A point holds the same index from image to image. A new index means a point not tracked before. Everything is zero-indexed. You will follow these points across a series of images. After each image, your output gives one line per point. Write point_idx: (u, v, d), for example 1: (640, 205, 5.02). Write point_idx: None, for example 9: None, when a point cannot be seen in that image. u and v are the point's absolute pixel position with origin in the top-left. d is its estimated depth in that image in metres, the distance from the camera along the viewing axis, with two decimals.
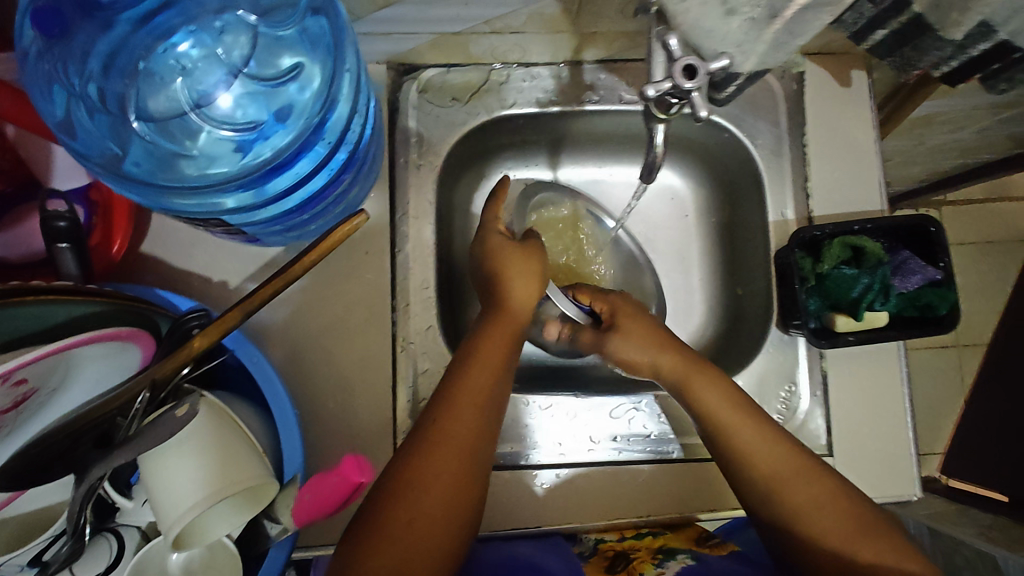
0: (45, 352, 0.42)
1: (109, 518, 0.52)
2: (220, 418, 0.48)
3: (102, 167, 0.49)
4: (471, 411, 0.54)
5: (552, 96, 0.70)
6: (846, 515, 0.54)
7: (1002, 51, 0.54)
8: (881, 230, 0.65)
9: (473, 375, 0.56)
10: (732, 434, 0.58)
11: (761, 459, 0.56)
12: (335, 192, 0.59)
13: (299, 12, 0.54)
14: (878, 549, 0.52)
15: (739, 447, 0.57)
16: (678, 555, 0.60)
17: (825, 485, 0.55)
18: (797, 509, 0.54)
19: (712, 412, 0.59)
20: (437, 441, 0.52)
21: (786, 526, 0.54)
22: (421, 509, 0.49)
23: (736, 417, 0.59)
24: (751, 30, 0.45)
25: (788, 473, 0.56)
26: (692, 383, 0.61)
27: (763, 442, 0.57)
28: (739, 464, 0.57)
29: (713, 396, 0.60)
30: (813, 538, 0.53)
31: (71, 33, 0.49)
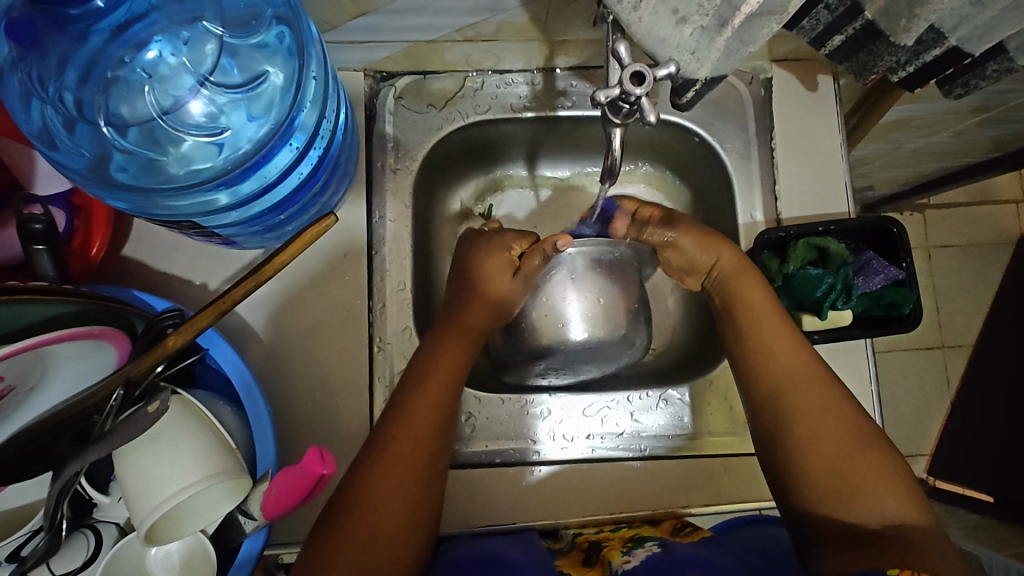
0: (17, 349, 0.44)
1: (88, 515, 0.53)
2: (193, 414, 0.50)
3: (86, 175, 0.52)
4: (433, 398, 0.58)
5: (526, 102, 0.72)
6: (845, 425, 0.56)
7: (953, 58, 0.56)
8: (846, 231, 0.68)
9: (433, 371, 0.60)
10: (761, 328, 0.62)
11: (779, 359, 0.60)
12: (310, 192, 0.61)
13: (265, 20, 0.55)
14: (862, 463, 0.54)
15: (761, 347, 0.61)
16: (646, 543, 0.60)
17: (832, 395, 0.58)
18: (801, 410, 0.57)
19: (747, 308, 0.63)
20: (395, 437, 0.56)
21: (787, 421, 0.57)
22: (380, 494, 0.53)
23: (766, 316, 0.62)
24: (701, 37, 0.48)
25: (804, 378, 0.59)
26: (735, 281, 0.64)
27: (788, 346, 0.61)
28: (760, 359, 0.61)
29: (752, 295, 0.63)
30: (808, 439, 0.56)
31: (44, 44, 0.49)
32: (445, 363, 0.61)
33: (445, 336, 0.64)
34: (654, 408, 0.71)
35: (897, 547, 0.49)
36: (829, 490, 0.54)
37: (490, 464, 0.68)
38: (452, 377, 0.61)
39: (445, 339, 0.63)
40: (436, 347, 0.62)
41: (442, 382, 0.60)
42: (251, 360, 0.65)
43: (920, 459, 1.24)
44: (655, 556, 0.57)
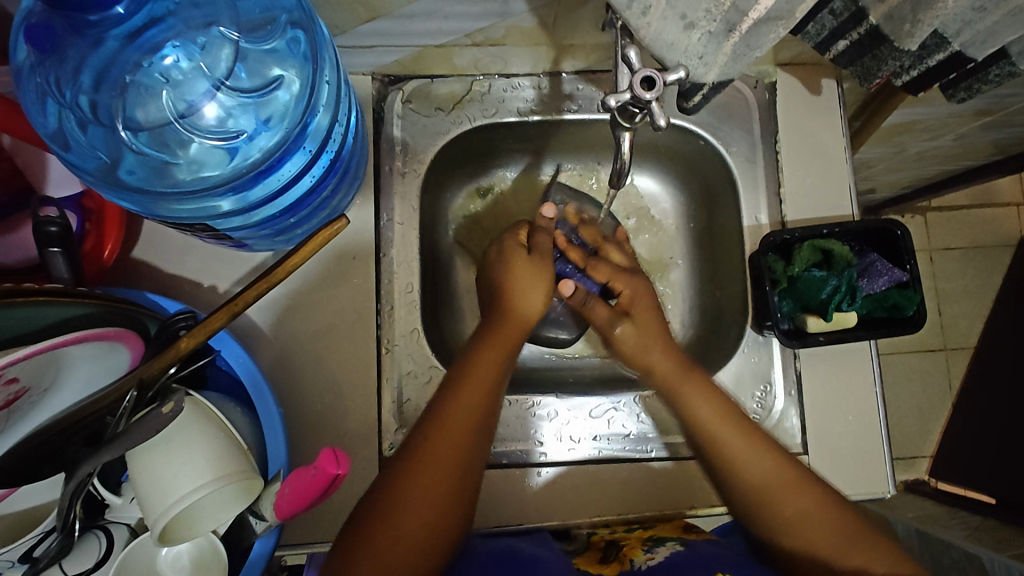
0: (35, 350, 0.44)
1: (99, 516, 0.54)
2: (205, 415, 0.50)
3: (97, 176, 0.53)
4: (460, 422, 0.58)
5: (533, 106, 0.72)
6: (833, 522, 0.58)
7: (956, 62, 0.57)
8: (850, 234, 0.69)
9: (472, 383, 0.60)
10: (722, 447, 0.62)
11: (756, 474, 0.60)
12: (321, 195, 0.61)
13: (280, 26, 0.55)
14: (863, 552, 0.56)
15: (730, 460, 0.61)
16: (667, 541, 0.62)
17: (811, 496, 0.59)
18: (789, 521, 0.59)
19: (704, 425, 0.63)
20: (425, 446, 0.56)
21: (775, 531, 0.59)
22: (408, 503, 0.54)
23: (726, 432, 0.62)
24: (709, 42, 0.48)
25: (779, 486, 0.60)
26: (682, 394, 0.65)
27: (751, 454, 0.61)
28: (733, 477, 0.61)
29: (704, 406, 0.63)
30: (802, 545, 0.58)
31: (62, 48, 0.49)
32: (471, 390, 0.59)
33: (471, 360, 0.62)
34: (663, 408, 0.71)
35: None
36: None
37: (500, 464, 0.68)
38: (486, 397, 0.60)
39: (467, 364, 0.62)
40: (462, 367, 0.62)
41: (470, 402, 0.59)
42: (261, 362, 0.66)
43: (922, 460, 1.25)
44: (680, 554, 0.59)
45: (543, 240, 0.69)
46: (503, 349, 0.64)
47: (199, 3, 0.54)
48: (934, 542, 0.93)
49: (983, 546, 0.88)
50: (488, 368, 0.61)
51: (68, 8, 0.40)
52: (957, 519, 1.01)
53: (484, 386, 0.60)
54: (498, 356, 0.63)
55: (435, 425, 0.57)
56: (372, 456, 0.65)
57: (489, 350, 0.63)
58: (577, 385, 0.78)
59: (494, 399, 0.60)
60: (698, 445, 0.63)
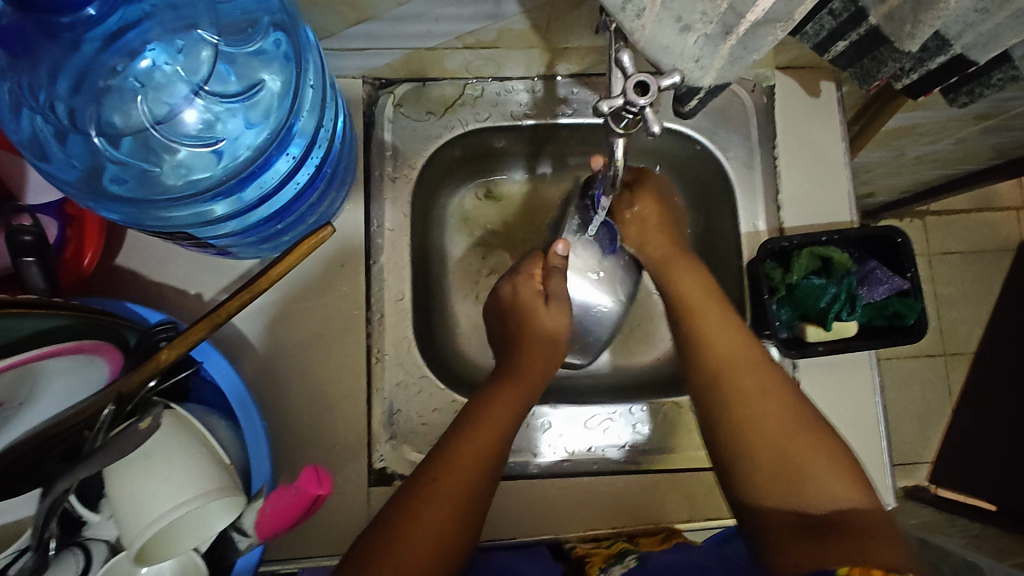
0: (14, 362, 0.44)
1: (77, 533, 0.52)
2: (187, 428, 0.49)
3: (78, 187, 0.51)
4: (477, 455, 0.57)
5: (526, 110, 0.71)
6: (786, 401, 0.61)
7: (958, 65, 0.55)
8: (850, 241, 0.67)
9: (492, 413, 0.61)
10: (698, 308, 0.67)
11: (723, 346, 0.64)
12: (308, 202, 0.60)
13: (262, 28, 0.53)
14: (804, 439, 0.58)
15: (702, 331, 0.66)
16: (626, 557, 0.60)
17: (771, 376, 0.62)
18: (742, 387, 0.62)
19: (690, 298, 0.68)
20: (442, 470, 0.56)
21: (727, 398, 0.62)
22: (418, 524, 0.53)
23: (704, 303, 0.67)
24: (706, 45, 0.47)
25: (741, 355, 0.64)
26: (671, 266, 0.71)
27: (723, 328, 0.65)
28: (701, 347, 0.65)
29: (690, 284, 0.69)
30: (746, 415, 0.60)
31: (34, 52, 0.47)
32: (490, 425, 0.60)
33: (490, 397, 0.63)
34: (658, 419, 0.70)
35: (840, 529, 0.52)
36: (766, 465, 0.58)
37: None
38: (506, 427, 0.61)
39: (488, 398, 0.62)
40: (482, 401, 0.62)
41: (487, 435, 0.59)
42: (246, 373, 0.64)
43: (922, 466, 1.23)
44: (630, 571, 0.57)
45: (557, 285, 0.71)
46: (523, 387, 0.65)
47: (177, 4, 0.52)
48: (933, 551, 0.91)
49: (984, 556, 0.86)
50: (505, 405, 0.62)
51: (38, 10, 0.39)
52: (957, 527, 1.00)
53: (501, 419, 0.61)
54: (517, 394, 0.64)
55: (451, 456, 0.57)
56: (360, 468, 0.63)
57: (511, 386, 0.64)
58: (571, 394, 0.76)
59: (509, 433, 0.61)
60: (676, 315, 0.69)
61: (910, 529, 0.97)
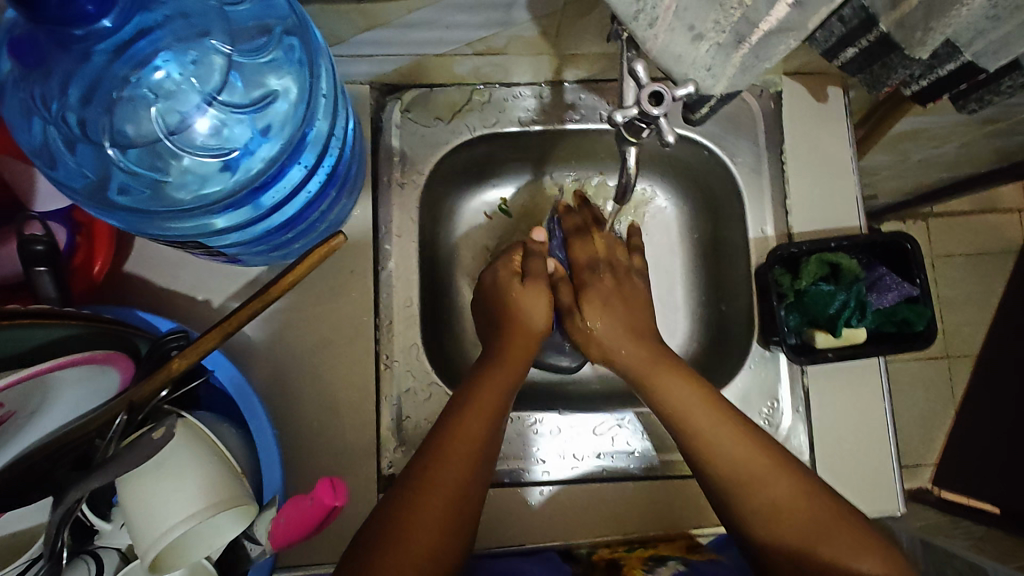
0: (27, 375, 0.43)
1: (88, 542, 0.52)
2: (199, 438, 0.49)
3: (84, 194, 0.52)
4: (465, 448, 0.56)
5: (534, 116, 0.71)
6: (808, 514, 0.54)
7: (968, 72, 0.55)
8: (857, 247, 0.67)
9: (479, 403, 0.59)
10: (693, 423, 0.59)
11: (729, 453, 0.58)
12: (319, 209, 0.60)
13: (275, 37, 0.53)
14: (839, 548, 0.52)
15: (700, 441, 0.59)
16: (668, 561, 0.62)
17: (787, 487, 0.56)
18: (757, 497, 0.56)
19: (675, 405, 0.61)
20: (433, 468, 0.55)
21: (742, 519, 0.56)
22: (415, 526, 0.52)
23: (691, 409, 0.60)
24: (718, 54, 0.46)
25: (747, 471, 0.57)
26: (655, 379, 0.63)
27: (724, 437, 0.58)
28: (703, 457, 0.58)
29: (672, 386, 0.62)
30: (774, 534, 0.54)
31: (47, 63, 0.47)
32: (476, 416, 0.58)
33: (474, 389, 0.61)
34: (666, 425, 0.70)
35: None
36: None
37: (501, 484, 0.66)
38: (494, 417, 0.59)
39: (473, 390, 0.61)
40: (467, 393, 0.60)
41: (474, 428, 0.58)
42: (255, 379, 0.64)
43: (926, 468, 1.24)
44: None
45: (537, 266, 0.70)
46: (508, 375, 0.63)
47: (190, 12, 0.51)
48: (938, 554, 0.91)
49: (987, 558, 0.86)
50: (487, 401, 0.60)
51: (51, 22, 0.39)
52: (962, 530, 1.00)
53: (489, 407, 0.59)
54: (502, 383, 0.62)
55: (439, 453, 0.56)
56: (370, 474, 0.63)
57: (495, 374, 0.62)
58: (579, 400, 0.76)
59: (497, 425, 0.59)
60: (672, 428, 0.61)
61: (915, 532, 0.97)
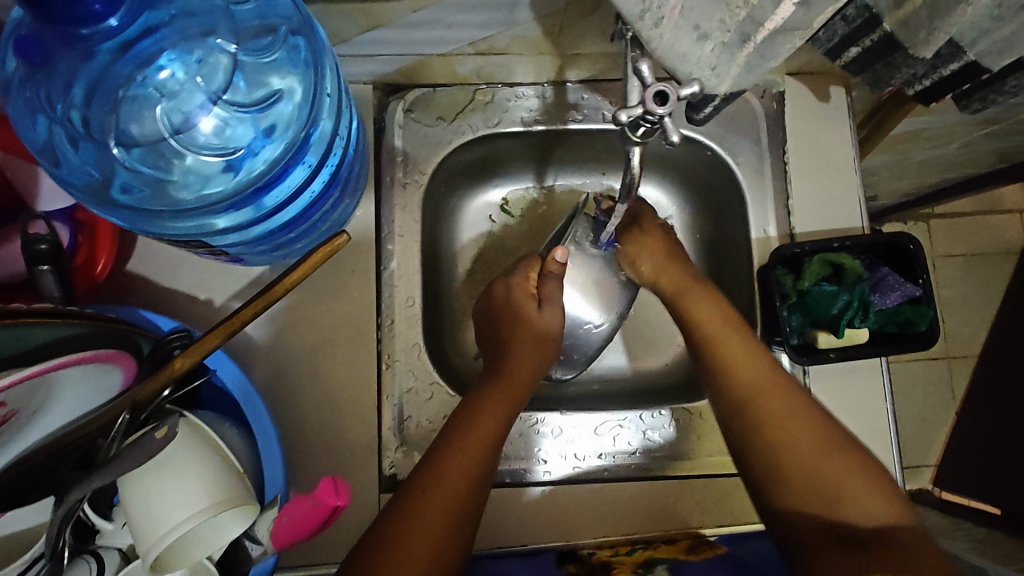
0: (31, 372, 0.43)
1: (90, 541, 0.52)
2: (202, 438, 0.49)
3: (86, 193, 0.51)
4: (468, 465, 0.57)
5: (536, 116, 0.71)
6: (813, 428, 0.58)
7: (971, 72, 0.55)
8: (861, 247, 0.67)
9: (488, 410, 0.61)
10: (720, 342, 0.64)
11: (746, 373, 0.62)
12: (321, 209, 0.60)
13: (280, 36, 0.54)
14: (838, 465, 0.56)
15: (726, 363, 0.63)
16: (658, 568, 0.62)
17: (798, 402, 0.60)
18: (768, 409, 0.60)
19: (706, 326, 0.66)
20: (442, 468, 0.56)
21: (755, 428, 0.60)
22: (423, 524, 0.53)
23: (721, 333, 0.65)
24: (723, 53, 0.46)
25: (768, 387, 0.61)
26: (685, 298, 0.68)
27: (747, 360, 0.63)
28: (723, 371, 0.63)
29: (703, 308, 0.67)
30: (777, 439, 0.58)
31: (52, 62, 0.47)
32: (484, 424, 0.59)
33: (479, 405, 0.61)
34: (668, 425, 0.70)
35: (886, 548, 0.50)
36: (807, 494, 0.55)
37: (502, 484, 0.66)
38: (501, 424, 0.60)
39: (478, 406, 0.61)
40: (472, 409, 0.61)
41: (477, 445, 0.58)
42: (257, 379, 0.64)
43: (926, 469, 1.24)
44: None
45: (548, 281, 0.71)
46: (512, 392, 0.64)
47: (195, 11, 0.51)
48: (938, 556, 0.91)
49: (988, 559, 0.86)
50: (498, 405, 0.62)
51: (58, 20, 0.39)
52: (962, 531, 1.00)
53: (499, 415, 0.61)
54: (507, 399, 0.62)
55: (442, 467, 0.56)
56: (371, 474, 0.63)
57: (501, 391, 0.63)
58: (580, 400, 0.76)
59: (500, 443, 0.59)
60: (696, 348, 0.66)
61: None
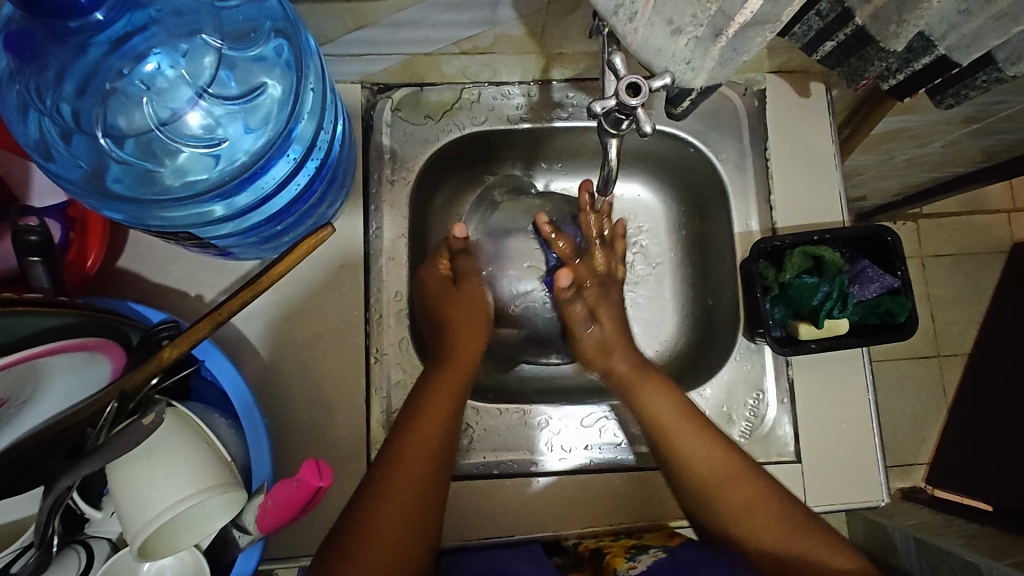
0: (18, 358, 0.44)
1: (79, 531, 0.52)
2: (187, 424, 0.50)
3: (81, 186, 0.53)
4: (427, 446, 0.58)
5: (523, 113, 0.73)
6: (776, 515, 0.58)
7: (941, 66, 0.56)
8: (842, 240, 0.68)
9: (432, 404, 0.61)
10: (677, 440, 0.62)
11: (707, 465, 0.61)
12: (307, 202, 0.62)
13: (264, 34, 0.55)
14: (808, 543, 0.57)
15: (681, 453, 0.62)
16: (650, 549, 0.62)
17: (758, 490, 0.59)
18: (741, 515, 0.59)
19: (661, 421, 0.64)
20: (396, 471, 0.56)
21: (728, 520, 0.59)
22: (381, 521, 0.54)
23: (680, 424, 0.63)
24: (697, 47, 0.47)
25: (727, 474, 0.60)
26: (638, 389, 0.67)
27: (705, 448, 0.62)
28: (682, 461, 0.62)
29: (660, 401, 0.65)
30: (749, 532, 0.58)
31: (42, 56, 0.48)
32: (429, 423, 0.59)
33: (431, 382, 0.62)
34: None
35: None
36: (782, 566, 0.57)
37: (488, 475, 0.67)
38: (449, 418, 0.61)
39: (425, 395, 0.61)
40: (414, 402, 0.61)
41: (422, 453, 0.58)
42: (247, 372, 0.65)
43: (919, 467, 1.23)
44: (663, 563, 0.59)
45: (465, 265, 0.73)
46: (454, 382, 0.63)
47: (182, 11, 0.52)
48: (932, 552, 0.90)
49: (981, 555, 0.85)
50: (443, 397, 0.61)
51: (48, 14, 0.40)
52: (954, 527, 0.98)
53: (445, 409, 0.61)
54: (447, 396, 0.62)
55: (393, 467, 0.57)
56: (359, 466, 0.64)
57: (452, 365, 0.65)
58: (569, 394, 0.77)
59: (451, 427, 0.61)
60: (654, 440, 0.64)
61: (907, 529, 0.95)
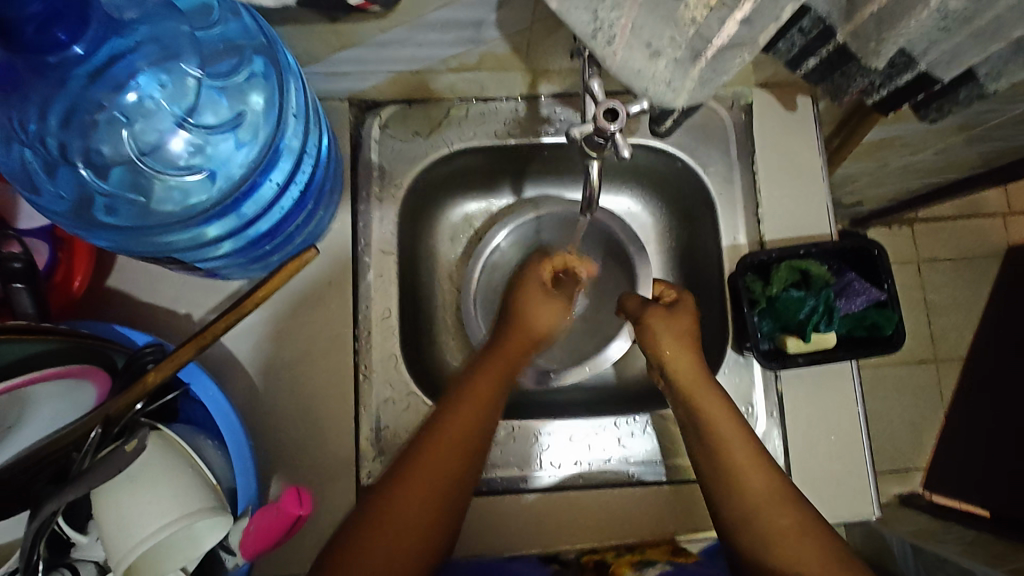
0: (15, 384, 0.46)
1: (65, 554, 0.52)
2: (171, 448, 0.49)
3: (70, 217, 0.53)
4: (453, 446, 0.57)
5: (510, 129, 0.72)
6: (820, 547, 0.54)
7: (924, 82, 0.57)
8: (827, 253, 0.69)
9: (466, 404, 0.59)
10: (724, 449, 0.59)
11: (754, 483, 0.57)
12: (296, 221, 0.61)
13: (245, 57, 0.55)
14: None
15: (733, 466, 0.58)
16: (655, 563, 0.61)
17: (797, 514, 0.56)
18: (782, 539, 0.55)
19: (710, 429, 0.60)
20: (420, 467, 0.55)
21: (764, 544, 0.55)
22: (397, 519, 0.53)
23: (729, 437, 0.60)
24: (676, 68, 0.47)
25: (772, 499, 0.57)
26: (694, 397, 0.62)
27: (754, 464, 0.58)
28: (728, 472, 0.58)
29: (714, 410, 0.61)
30: (788, 560, 0.54)
31: (24, 90, 0.48)
32: (461, 423, 0.58)
33: (472, 381, 0.61)
34: (642, 432, 0.70)
35: None
36: None
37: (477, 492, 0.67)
38: (482, 420, 0.59)
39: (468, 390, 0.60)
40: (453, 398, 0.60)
41: (448, 454, 0.56)
42: (235, 391, 0.65)
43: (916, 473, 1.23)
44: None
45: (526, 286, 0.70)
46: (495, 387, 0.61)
47: (161, 37, 0.52)
48: (930, 560, 0.90)
49: (978, 562, 0.84)
50: (482, 398, 0.60)
51: (28, 50, 0.41)
52: (952, 534, 0.98)
53: (479, 410, 0.59)
54: (485, 400, 0.60)
55: (415, 463, 0.56)
56: (348, 484, 0.64)
57: (482, 386, 0.61)
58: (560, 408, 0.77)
59: (484, 431, 0.59)
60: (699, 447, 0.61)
61: (905, 536, 0.95)
